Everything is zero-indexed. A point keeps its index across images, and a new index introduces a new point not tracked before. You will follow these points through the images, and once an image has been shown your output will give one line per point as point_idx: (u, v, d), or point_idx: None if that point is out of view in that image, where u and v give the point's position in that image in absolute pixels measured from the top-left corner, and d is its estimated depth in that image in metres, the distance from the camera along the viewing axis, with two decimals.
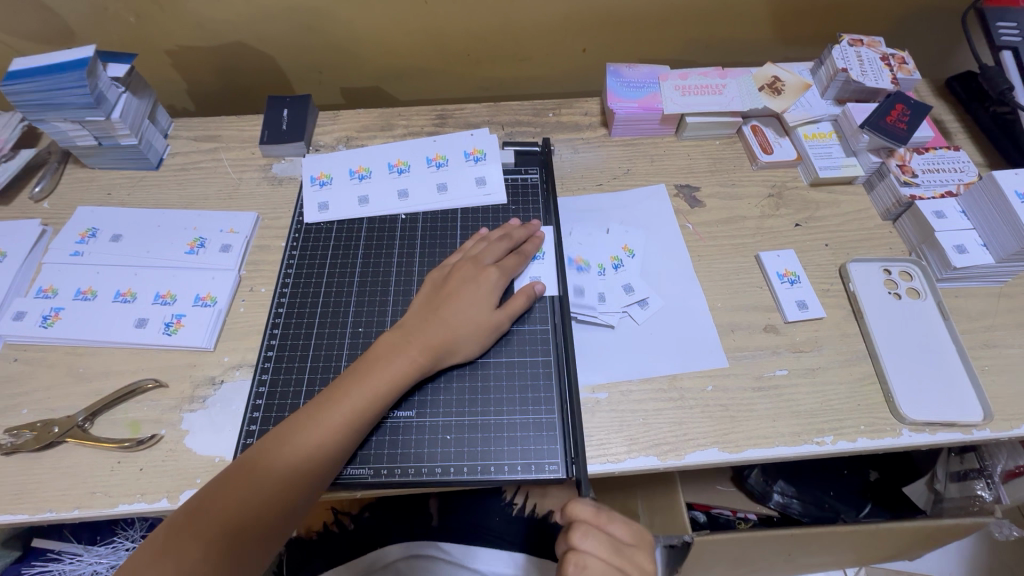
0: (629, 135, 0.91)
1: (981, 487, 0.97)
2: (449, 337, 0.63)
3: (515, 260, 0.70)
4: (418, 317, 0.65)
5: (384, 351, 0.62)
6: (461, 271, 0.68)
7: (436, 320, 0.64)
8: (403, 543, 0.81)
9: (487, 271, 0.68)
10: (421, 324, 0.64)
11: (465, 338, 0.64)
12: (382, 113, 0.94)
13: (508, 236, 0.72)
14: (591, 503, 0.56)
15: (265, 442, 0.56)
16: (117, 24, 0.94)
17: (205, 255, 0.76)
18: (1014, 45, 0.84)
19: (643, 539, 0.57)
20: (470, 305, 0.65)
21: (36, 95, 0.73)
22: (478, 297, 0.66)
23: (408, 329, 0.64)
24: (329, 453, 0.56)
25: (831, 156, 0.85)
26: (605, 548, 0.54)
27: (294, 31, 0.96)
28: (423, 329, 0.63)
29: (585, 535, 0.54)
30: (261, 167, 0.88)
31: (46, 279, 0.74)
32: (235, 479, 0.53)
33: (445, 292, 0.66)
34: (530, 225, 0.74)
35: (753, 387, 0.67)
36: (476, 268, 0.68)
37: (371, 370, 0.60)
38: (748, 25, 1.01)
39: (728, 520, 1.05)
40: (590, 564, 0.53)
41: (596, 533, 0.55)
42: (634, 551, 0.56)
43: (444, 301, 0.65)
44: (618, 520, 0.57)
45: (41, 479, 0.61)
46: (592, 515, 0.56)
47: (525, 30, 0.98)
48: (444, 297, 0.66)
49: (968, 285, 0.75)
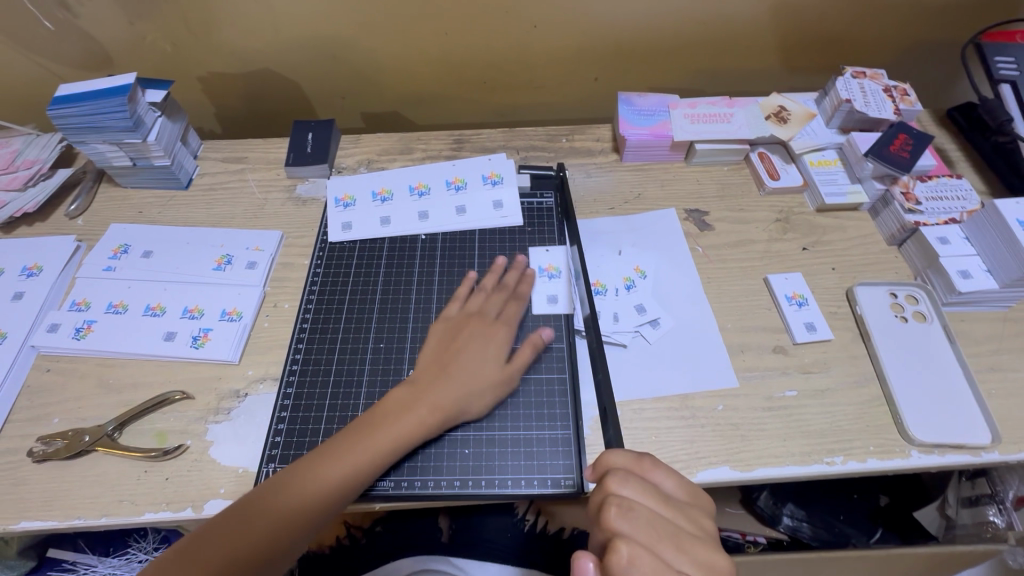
0: (640, 160, 0.94)
1: (993, 513, 0.94)
2: (462, 394, 0.64)
3: (515, 304, 0.73)
4: (427, 372, 0.65)
5: (392, 406, 0.62)
6: (469, 325, 0.69)
7: (446, 376, 0.64)
8: (414, 557, 0.82)
9: (496, 326, 0.70)
10: (431, 379, 0.64)
11: (478, 393, 0.65)
12: (402, 138, 0.98)
13: (503, 286, 0.74)
14: (629, 452, 0.54)
15: (293, 470, 0.57)
16: (154, 52, 0.99)
17: (231, 272, 0.79)
18: (1012, 79, 0.86)
19: (696, 498, 0.53)
20: (480, 360, 0.66)
21: (79, 118, 0.77)
22: (487, 353, 0.67)
23: (420, 384, 0.64)
24: (335, 499, 0.57)
25: (836, 182, 0.87)
26: (649, 496, 0.50)
27: (321, 59, 1.01)
28: (434, 384, 0.64)
29: (625, 481, 0.51)
30: (286, 188, 0.91)
31: (80, 293, 0.77)
32: (236, 523, 0.53)
33: (454, 347, 0.67)
34: (519, 264, 0.77)
35: (763, 407, 0.68)
36: (484, 324, 0.70)
37: (381, 423, 0.61)
38: (754, 56, 1.05)
39: (737, 543, 1.02)
40: (635, 507, 0.49)
41: (638, 480, 0.51)
42: (689, 507, 0.51)
43: (455, 357, 0.66)
44: (662, 470, 0.53)
45: (71, 486, 0.63)
46: (633, 462, 0.53)
47: (540, 60, 1.03)
48: (454, 350, 0.67)
49: (974, 310, 0.77)
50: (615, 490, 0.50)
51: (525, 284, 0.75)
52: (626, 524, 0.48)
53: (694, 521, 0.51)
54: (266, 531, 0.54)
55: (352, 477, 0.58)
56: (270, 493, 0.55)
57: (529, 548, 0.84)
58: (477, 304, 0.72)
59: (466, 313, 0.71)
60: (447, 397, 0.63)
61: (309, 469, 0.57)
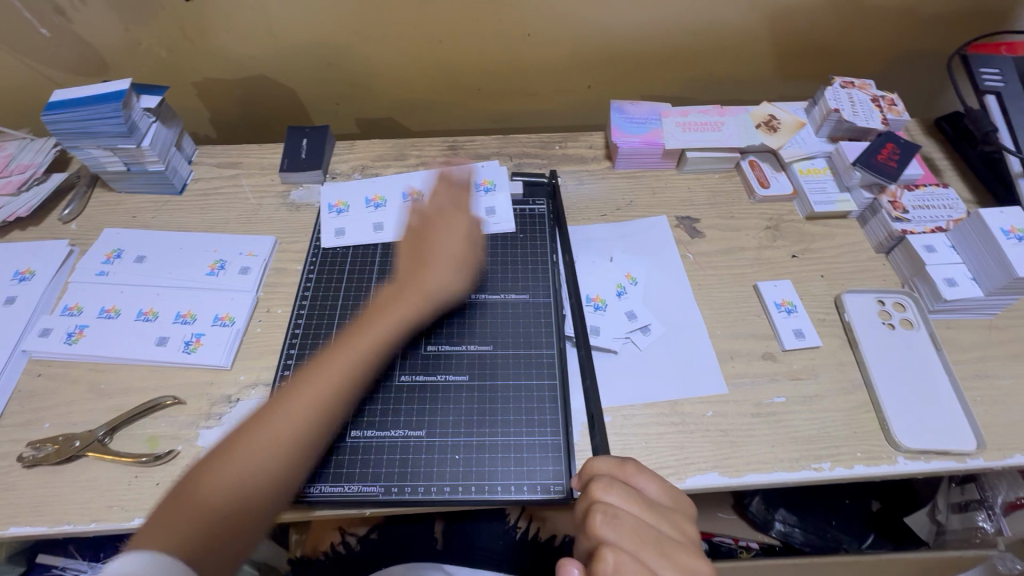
0: (632, 168, 0.95)
1: (982, 518, 0.98)
2: (427, 284, 0.68)
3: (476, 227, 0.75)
4: (403, 277, 0.69)
5: (372, 312, 0.65)
6: (436, 226, 0.73)
7: (421, 268, 0.69)
8: (406, 565, 0.80)
9: (460, 217, 0.74)
10: (404, 284, 0.68)
11: (441, 286, 0.69)
12: (396, 144, 0.98)
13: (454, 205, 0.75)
14: (613, 458, 0.55)
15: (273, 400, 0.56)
16: (149, 57, 0.99)
17: (225, 277, 0.80)
18: (997, 90, 0.87)
19: (680, 504, 0.54)
20: (450, 256, 0.71)
21: (73, 124, 0.77)
22: (454, 240, 0.72)
23: (402, 280, 0.68)
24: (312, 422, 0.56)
25: (826, 191, 0.88)
26: (634, 502, 0.51)
27: (316, 66, 1.02)
28: (405, 287, 0.67)
29: (609, 488, 0.51)
30: (280, 194, 0.92)
31: (73, 298, 0.77)
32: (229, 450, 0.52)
33: (421, 253, 0.70)
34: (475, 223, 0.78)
35: (752, 413, 0.69)
36: (445, 223, 0.73)
37: (363, 335, 0.63)
38: (745, 65, 1.07)
39: (730, 548, 1.03)
40: (620, 514, 0.50)
41: (622, 486, 0.52)
42: (672, 512, 0.52)
43: (427, 253, 0.70)
44: (646, 475, 0.54)
45: (60, 491, 0.63)
46: (617, 468, 0.54)
47: (535, 68, 1.04)
48: (421, 255, 0.70)
49: (960, 317, 0.78)
50: (599, 497, 0.51)
51: (463, 189, 0.78)
52: (611, 531, 0.49)
53: (677, 527, 0.51)
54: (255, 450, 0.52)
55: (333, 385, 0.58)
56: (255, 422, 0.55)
57: (521, 555, 0.84)
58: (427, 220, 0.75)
59: (422, 217, 0.74)
60: (430, 282, 0.68)
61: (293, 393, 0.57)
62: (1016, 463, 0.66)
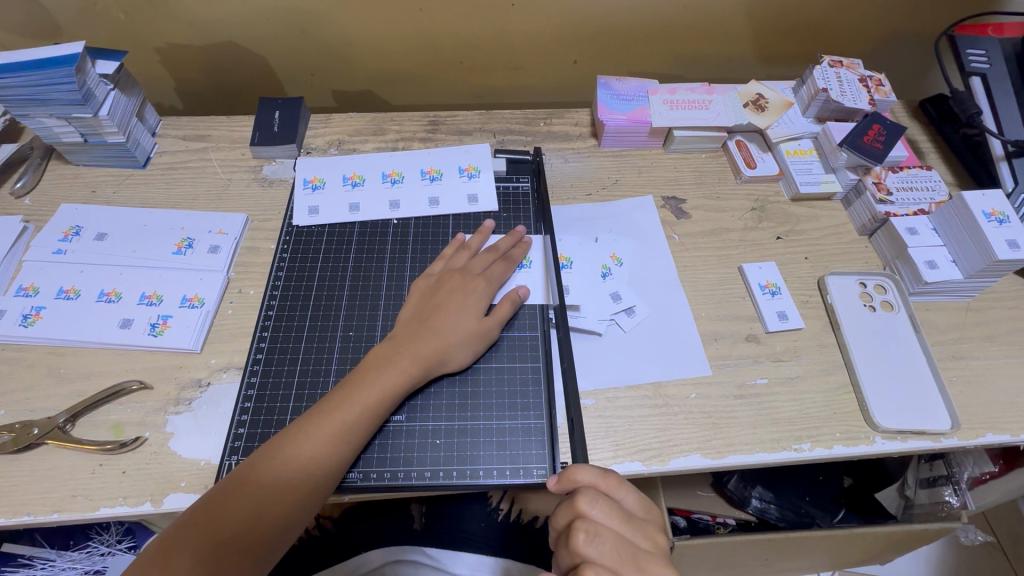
0: (618, 146, 0.93)
1: (948, 493, 0.99)
2: (441, 347, 0.64)
3: (502, 266, 0.72)
4: (409, 327, 0.66)
5: (377, 360, 0.62)
6: (449, 282, 0.70)
7: (427, 333, 0.65)
8: (385, 549, 0.82)
9: (473, 285, 0.69)
10: (411, 336, 0.65)
11: (458, 346, 0.65)
12: (374, 118, 0.94)
13: (495, 247, 0.75)
14: (597, 469, 0.54)
15: (274, 441, 0.57)
16: (106, 19, 0.93)
17: (193, 255, 0.76)
18: (982, 72, 0.87)
19: (651, 513, 0.55)
20: (460, 315, 0.67)
21: (21, 90, 0.72)
22: (469, 307, 0.68)
23: (400, 340, 0.64)
24: (331, 460, 0.57)
25: (811, 172, 0.88)
26: (614, 516, 0.51)
27: (288, 32, 0.96)
28: (414, 340, 0.64)
29: (593, 502, 0.51)
30: (251, 169, 0.87)
31: (27, 277, 0.73)
32: (250, 478, 0.54)
33: (434, 304, 0.68)
34: (515, 233, 0.77)
35: (735, 395, 0.69)
36: (464, 279, 0.70)
37: (366, 379, 0.61)
38: (733, 42, 1.04)
39: (707, 525, 1.06)
40: (601, 531, 0.50)
41: (605, 500, 0.52)
42: (646, 524, 0.53)
43: (435, 312, 0.67)
44: (627, 488, 0.54)
45: (18, 480, 0.60)
46: (600, 480, 0.53)
47: (519, 40, 1.00)
48: (434, 307, 0.68)
49: (937, 299, 0.78)
50: (583, 512, 0.51)
51: (486, 282, 0.70)
52: (593, 548, 0.50)
53: (650, 537, 0.52)
54: (272, 486, 0.54)
55: (344, 430, 0.58)
56: (271, 452, 0.56)
57: (504, 538, 0.85)
58: (460, 262, 0.73)
59: (450, 270, 0.72)
60: (431, 343, 0.64)
61: (303, 428, 0.57)
62: (987, 442, 0.67)
